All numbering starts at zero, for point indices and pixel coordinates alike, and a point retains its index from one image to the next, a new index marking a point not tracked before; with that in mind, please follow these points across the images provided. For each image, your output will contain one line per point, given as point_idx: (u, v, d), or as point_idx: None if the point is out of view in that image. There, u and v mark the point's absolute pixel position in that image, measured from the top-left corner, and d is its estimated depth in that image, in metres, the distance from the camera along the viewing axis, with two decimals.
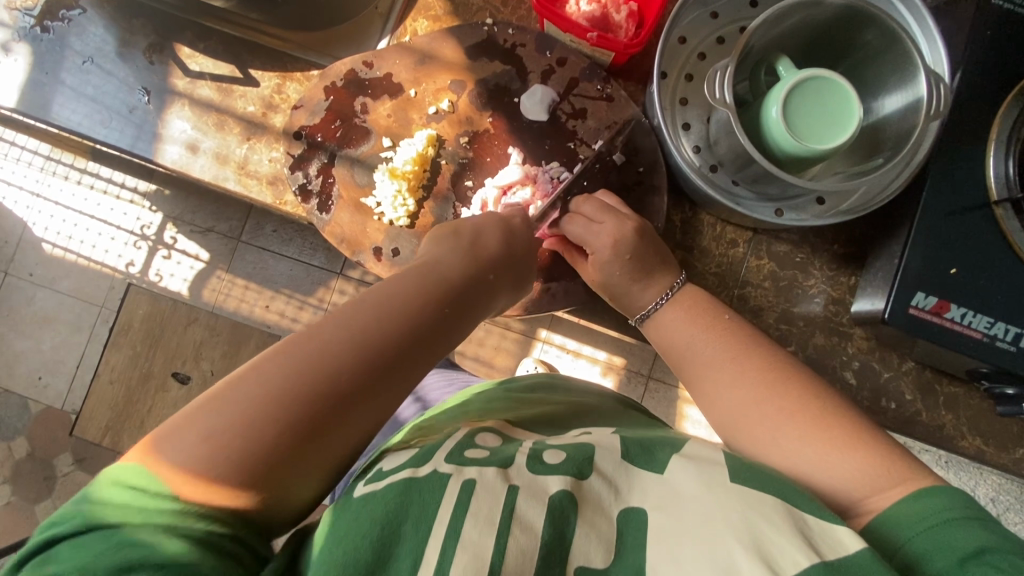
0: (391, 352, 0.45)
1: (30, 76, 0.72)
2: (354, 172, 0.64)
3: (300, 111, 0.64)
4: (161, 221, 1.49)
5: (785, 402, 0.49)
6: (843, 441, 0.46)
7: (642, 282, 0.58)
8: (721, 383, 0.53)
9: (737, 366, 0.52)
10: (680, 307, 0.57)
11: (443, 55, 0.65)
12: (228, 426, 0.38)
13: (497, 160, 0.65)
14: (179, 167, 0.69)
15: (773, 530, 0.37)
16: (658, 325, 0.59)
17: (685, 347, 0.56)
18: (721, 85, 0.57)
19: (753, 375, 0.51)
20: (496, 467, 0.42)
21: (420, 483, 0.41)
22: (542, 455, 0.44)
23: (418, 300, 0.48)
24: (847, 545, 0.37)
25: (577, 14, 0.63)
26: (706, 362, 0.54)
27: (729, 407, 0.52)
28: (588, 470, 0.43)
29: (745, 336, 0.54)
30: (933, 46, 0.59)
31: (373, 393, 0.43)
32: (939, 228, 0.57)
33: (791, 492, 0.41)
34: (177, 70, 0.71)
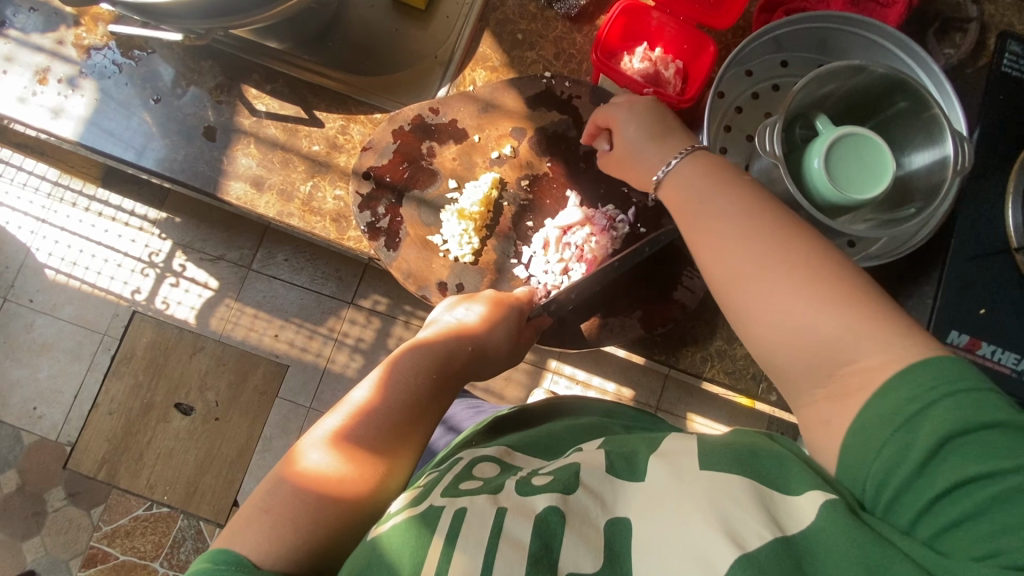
0: (417, 409, 0.53)
1: (91, 111, 0.75)
2: (421, 212, 0.67)
3: (369, 153, 0.67)
4: (170, 248, 1.48)
5: (807, 285, 0.43)
6: (830, 295, 0.43)
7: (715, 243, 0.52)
8: (782, 306, 0.44)
9: (797, 280, 0.44)
10: (745, 211, 0.48)
11: (505, 104, 0.69)
12: (352, 438, 0.49)
13: (557, 203, 0.69)
14: (242, 202, 0.71)
15: (739, 510, 0.39)
16: (720, 238, 0.49)
17: (707, 213, 0.50)
18: (770, 138, 0.62)
19: (769, 250, 0.46)
20: (486, 494, 0.45)
21: (421, 516, 0.43)
22: (531, 478, 0.47)
23: (452, 345, 0.58)
24: (809, 508, 0.38)
25: (630, 70, 0.69)
26: (763, 275, 0.45)
27: (739, 268, 0.47)
28: (574, 486, 0.44)
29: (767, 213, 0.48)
30: (951, 106, 0.66)
31: (433, 410, 0.54)
32: (965, 272, 0.63)
33: (762, 466, 0.43)
34: (243, 110, 0.74)
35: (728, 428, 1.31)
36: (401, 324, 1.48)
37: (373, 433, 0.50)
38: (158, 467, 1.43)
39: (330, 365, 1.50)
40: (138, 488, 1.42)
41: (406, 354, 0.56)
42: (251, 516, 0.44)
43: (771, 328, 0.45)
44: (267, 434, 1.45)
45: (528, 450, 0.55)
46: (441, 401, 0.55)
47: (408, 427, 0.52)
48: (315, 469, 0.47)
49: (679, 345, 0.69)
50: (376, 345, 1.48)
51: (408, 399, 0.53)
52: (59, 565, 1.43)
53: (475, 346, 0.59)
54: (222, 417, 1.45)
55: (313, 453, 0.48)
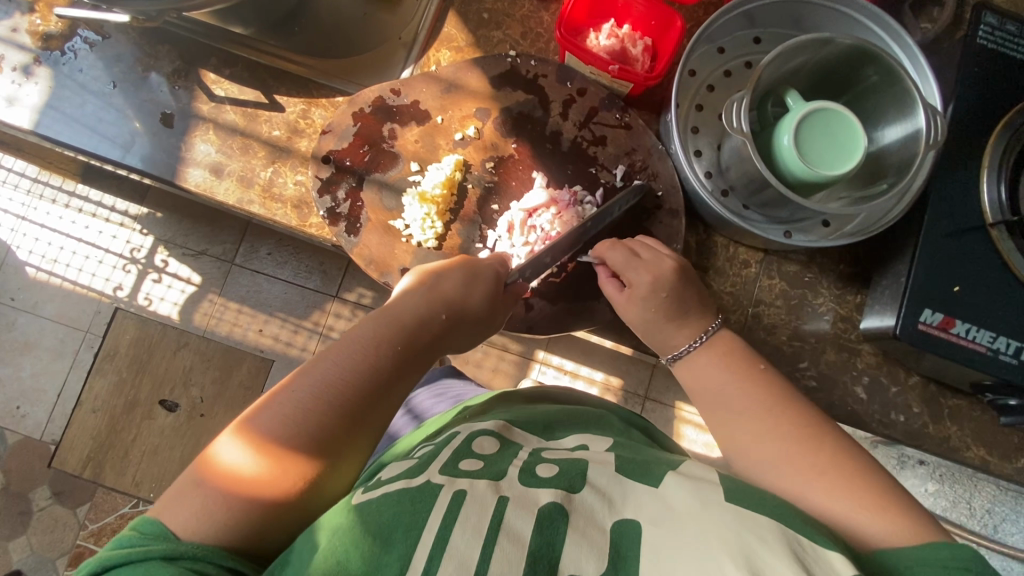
0: (376, 386, 0.52)
1: (48, 101, 0.72)
2: (382, 196, 0.66)
3: (329, 136, 0.66)
4: (152, 244, 1.46)
5: (834, 472, 0.48)
6: (873, 503, 0.46)
7: (677, 322, 0.60)
8: (758, 436, 0.52)
9: (775, 425, 0.52)
10: (715, 352, 0.58)
11: (469, 85, 0.67)
12: (288, 419, 0.48)
13: (522, 185, 0.67)
14: (202, 190, 0.70)
15: (765, 548, 0.39)
16: (689, 366, 0.59)
17: (715, 393, 0.57)
18: (738, 115, 0.61)
19: (804, 441, 0.51)
20: (487, 479, 0.45)
21: (414, 491, 0.44)
22: (536, 468, 0.47)
23: (414, 319, 0.56)
24: (836, 568, 0.38)
25: (596, 47, 0.67)
26: (744, 413, 0.54)
27: (769, 454, 0.51)
28: (580, 485, 0.45)
29: (796, 408, 0.54)
30: (924, 80, 0.65)
31: (388, 392, 0.53)
32: (940, 248, 0.61)
33: (793, 518, 0.43)
34: (203, 95, 0.72)
35: None
36: None
37: (319, 416, 0.48)
38: (143, 465, 1.42)
39: None
40: (122, 486, 1.41)
41: (364, 331, 0.53)
42: (181, 493, 0.44)
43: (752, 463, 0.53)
44: None
45: (524, 427, 0.56)
46: (398, 378, 0.53)
47: (365, 412, 0.51)
48: (239, 461, 0.45)
49: None
50: None
51: (363, 374, 0.51)
52: (45, 565, 1.42)
53: (450, 313, 0.57)
54: (207, 414, 1.44)
55: (230, 450, 0.46)
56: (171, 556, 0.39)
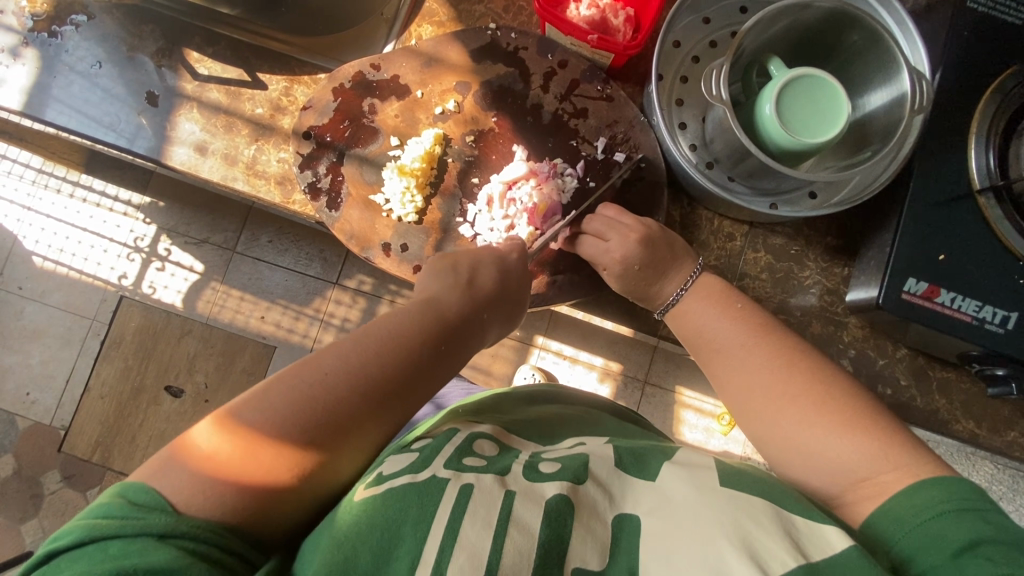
0: (402, 377, 0.49)
1: (35, 81, 0.73)
2: (363, 170, 0.66)
3: (309, 112, 0.66)
4: (155, 233, 1.48)
5: (809, 397, 0.49)
6: (847, 425, 0.47)
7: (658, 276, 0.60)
8: (736, 369, 0.54)
9: (751, 355, 0.53)
10: (700, 294, 0.58)
11: (449, 58, 0.67)
12: (301, 397, 0.45)
13: (503, 158, 0.67)
14: (187, 169, 0.70)
15: (760, 530, 0.39)
16: (680, 314, 0.60)
17: (699, 333, 0.58)
18: (717, 83, 0.60)
19: (783, 368, 0.51)
20: (493, 474, 0.44)
21: (420, 486, 0.42)
22: (538, 465, 0.46)
23: (449, 313, 0.54)
24: (834, 544, 0.38)
25: (577, 18, 0.66)
26: (721, 349, 0.55)
27: (753, 385, 0.52)
28: (585, 476, 0.44)
29: (778, 337, 0.54)
30: (913, 45, 0.63)
31: (412, 393, 0.50)
32: (926, 217, 0.60)
33: (780, 493, 0.43)
34: (187, 74, 0.72)
35: (715, 400, 1.29)
36: (386, 303, 1.47)
37: (350, 396, 0.46)
38: (149, 449, 1.45)
39: (317, 346, 1.49)
40: (130, 469, 1.44)
41: (401, 325, 0.51)
42: (165, 465, 0.41)
43: (731, 388, 0.54)
44: None
45: (523, 434, 0.55)
46: (427, 380, 0.51)
47: (394, 402, 0.48)
48: (219, 447, 0.42)
49: (632, 302, 0.68)
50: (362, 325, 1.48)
51: (396, 363, 0.49)
52: None
53: (490, 312, 0.58)
54: (211, 399, 1.45)
55: (204, 435, 0.42)
56: (166, 534, 0.37)
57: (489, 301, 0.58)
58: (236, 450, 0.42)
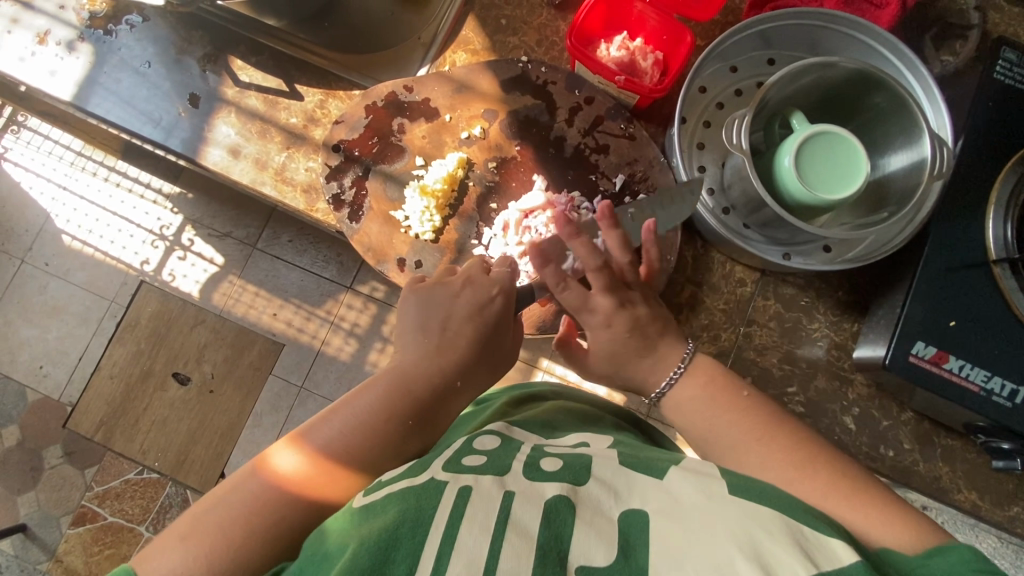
0: (408, 427, 0.53)
1: (86, 74, 0.76)
2: (387, 187, 0.68)
3: (341, 126, 0.68)
4: (180, 223, 1.52)
5: (801, 482, 0.49)
6: (871, 511, 0.47)
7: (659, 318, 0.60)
8: (747, 466, 0.52)
9: (760, 450, 0.52)
10: (697, 381, 0.57)
11: (479, 86, 0.69)
12: (352, 433, 0.51)
13: (522, 185, 0.69)
14: (219, 169, 0.73)
15: (771, 540, 0.38)
16: (675, 402, 0.58)
17: (707, 430, 0.56)
18: (738, 132, 0.61)
19: (773, 455, 0.52)
20: (491, 474, 0.45)
21: (420, 489, 0.43)
22: (539, 463, 0.47)
23: (416, 384, 0.54)
24: (841, 558, 0.38)
25: (607, 58, 0.68)
26: (729, 445, 0.54)
27: (750, 477, 0.52)
28: (584, 479, 0.45)
29: (779, 434, 0.53)
30: (937, 112, 0.64)
31: (441, 419, 0.55)
32: (938, 283, 0.60)
33: (794, 507, 0.43)
34: (229, 80, 0.75)
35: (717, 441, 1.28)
36: None
37: (371, 442, 0.51)
38: (150, 434, 1.47)
39: (324, 348, 1.51)
40: (129, 452, 1.46)
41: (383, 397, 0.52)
42: (251, 485, 0.48)
43: None
44: (258, 410, 1.47)
45: (524, 425, 0.56)
46: (426, 432, 0.54)
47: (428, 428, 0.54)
48: (291, 466, 0.49)
49: None
50: (371, 331, 1.49)
51: (411, 404, 0.53)
52: (50, 521, 1.47)
53: (464, 380, 0.56)
54: (216, 390, 1.48)
55: (282, 455, 0.50)
56: None
57: (458, 366, 0.55)
58: (318, 472, 0.49)
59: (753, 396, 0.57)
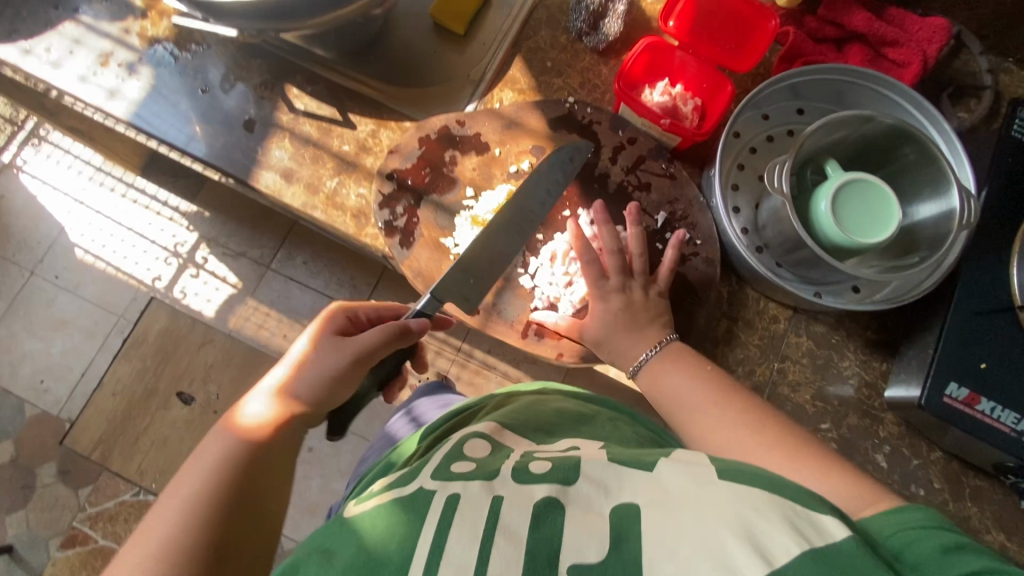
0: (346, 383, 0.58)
1: (145, 96, 0.79)
2: (437, 215, 0.70)
3: (395, 156, 0.71)
4: (195, 241, 1.53)
5: (752, 441, 0.51)
6: (817, 470, 0.47)
7: (636, 332, 0.63)
8: (704, 427, 0.55)
9: (719, 410, 0.55)
10: (670, 356, 0.61)
11: (528, 124, 0.73)
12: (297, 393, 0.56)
13: (568, 219, 0.71)
14: (271, 192, 0.75)
15: (764, 521, 0.35)
16: (650, 373, 0.61)
17: (674, 398, 0.59)
18: (778, 176, 0.64)
19: (730, 414, 0.54)
20: (480, 479, 0.44)
21: (408, 500, 0.43)
22: (529, 466, 0.46)
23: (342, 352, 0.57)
24: (833, 533, 0.35)
25: (650, 102, 0.73)
26: (691, 408, 0.57)
27: (708, 437, 0.54)
28: (575, 478, 0.43)
29: (739, 398, 0.56)
30: (961, 165, 0.68)
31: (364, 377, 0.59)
32: (968, 326, 0.63)
33: (774, 481, 0.40)
34: (284, 107, 0.78)
35: None
36: None
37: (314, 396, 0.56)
38: (149, 454, 1.44)
39: None
40: (126, 472, 1.42)
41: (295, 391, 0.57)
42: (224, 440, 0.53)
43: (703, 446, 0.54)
44: None
45: (517, 429, 0.55)
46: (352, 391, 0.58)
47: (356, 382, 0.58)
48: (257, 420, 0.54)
49: None
50: None
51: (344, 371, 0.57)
52: (37, 543, 1.42)
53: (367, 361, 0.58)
54: (220, 411, 1.45)
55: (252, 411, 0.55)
56: None
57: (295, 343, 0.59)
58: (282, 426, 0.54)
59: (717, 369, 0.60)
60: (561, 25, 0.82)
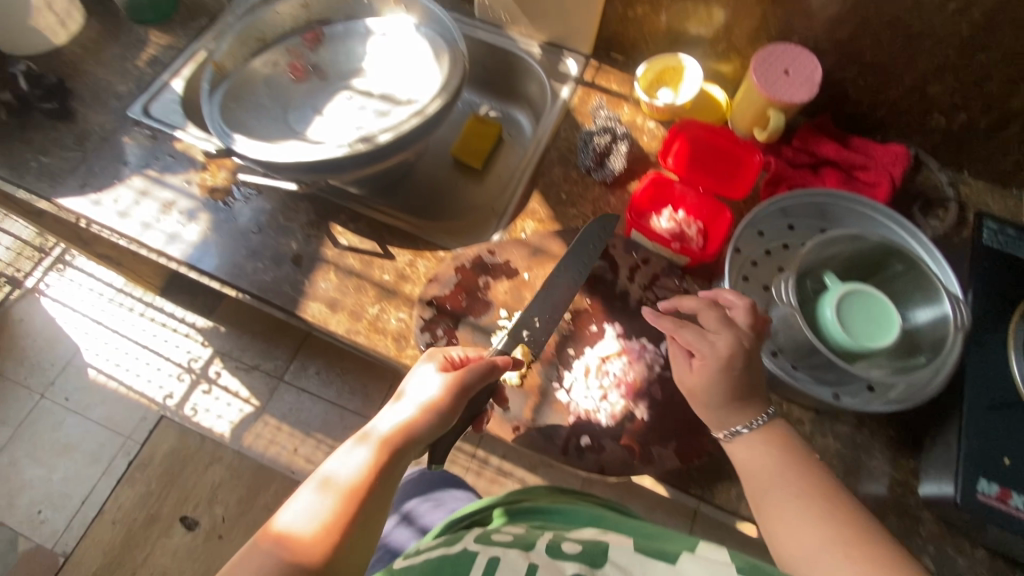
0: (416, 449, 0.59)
1: (201, 238, 0.87)
2: (475, 336, 0.77)
3: (433, 284, 0.80)
4: (209, 355, 1.55)
5: (850, 553, 0.50)
6: None
7: (740, 401, 0.61)
8: (801, 518, 0.54)
9: (817, 509, 0.54)
10: (765, 436, 0.59)
11: (552, 250, 0.82)
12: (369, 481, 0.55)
13: (596, 333, 0.77)
14: (316, 320, 0.81)
15: None
16: (742, 445, 0.61)
17: (763, 468, 0.59)
18: (785, 291, 0.73)
19: (829, 524, 0.53)
20: (521, 549, 0.51)
21: (455, 559, 0.50)
22: (562, 546, 0.52)
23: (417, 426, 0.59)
24: None
25: (658, 228, 0.81)
26: (794, 492, 0.56)
27: (801, 535, 0.53)
28: (601, 561, 0.49)
29: (839, 503, 0.54)
30: (945, 272, 0.76)
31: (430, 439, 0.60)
32: (985, 422, 0.67)
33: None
34: (330, 243, 0.87)
35: None
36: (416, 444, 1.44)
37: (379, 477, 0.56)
38: None
39: None
40: None
41: (355, 474, 0.55)
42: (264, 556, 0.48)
43: (789, 538, 0.54)
44: None
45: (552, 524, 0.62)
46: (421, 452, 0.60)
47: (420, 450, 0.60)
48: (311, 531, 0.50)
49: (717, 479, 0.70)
50: None
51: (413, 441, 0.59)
52: None
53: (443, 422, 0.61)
54: (224, 536, 1.40)
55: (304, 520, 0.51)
56: None
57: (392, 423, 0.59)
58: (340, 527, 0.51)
59: (817, 459, 0.59)
60: (572, 163, 0.94)
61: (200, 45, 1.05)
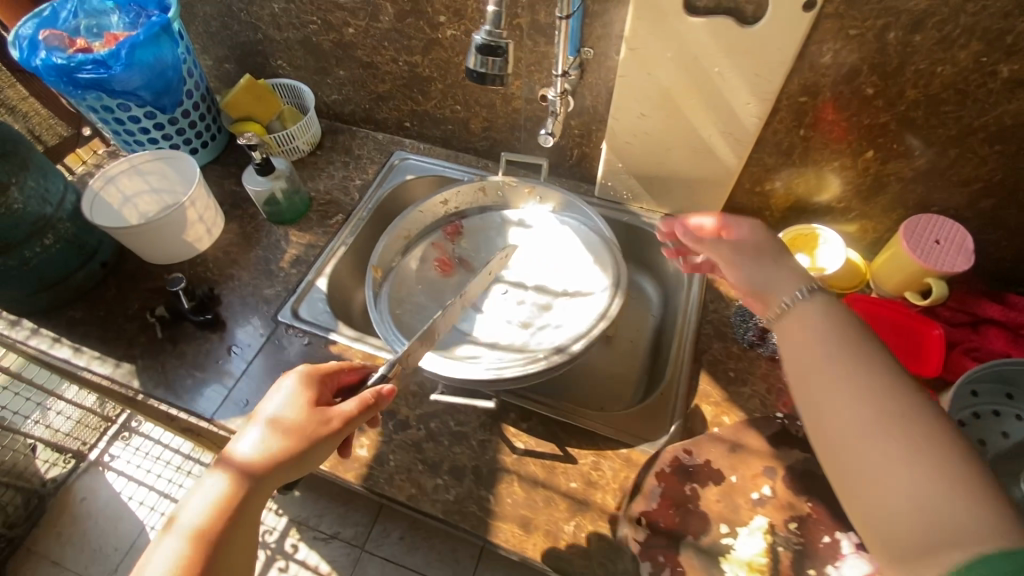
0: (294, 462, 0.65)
1: (372, 454, 0.82)
2: (699, 561, 0.69)
3: (640, 498, 0.74)
4: (285, 525, 1.45)
5: (893, 428, 0.49)
6: (950, 487, 0.45)
7: (778, 263, 0.66)
8: (847, 424, 0.52)
9: (885, 431, 0.49)
10: (817, 312, 0.59)
11: (751, 445, 0.78)
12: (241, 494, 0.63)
13: (831, 545, 0.69)
14: (512, 545, 0.75)
15: None
16: (802, 313, 0.60)
17: (826, 374, 0.55)
18: None
19: (871, 413, 0.51)
20: None
21: None
22: None
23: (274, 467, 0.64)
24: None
25: None
26: (834, 380, 0.54)
27: (842, 415, 0.52)
28: None
29: (917, 418, 0.49)
30: None
31: (305, 462, 0.66)
32: None
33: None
34: (506, 447, 0.83)
35: None
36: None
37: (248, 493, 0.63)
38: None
39: None
40: None
41: (201, 518, 0.61)
42: None
43: (867, 494, 0.49)
44: None
45: None
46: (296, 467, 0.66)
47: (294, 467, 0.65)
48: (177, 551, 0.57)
49: None
50: None
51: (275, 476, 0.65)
52: None
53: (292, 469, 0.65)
54: None
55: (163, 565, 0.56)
56: None
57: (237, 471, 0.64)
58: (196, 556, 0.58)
59: (891, 359, 0.55)
60: (730, 338, 0.95)
61: (340, 241, 1.08)
